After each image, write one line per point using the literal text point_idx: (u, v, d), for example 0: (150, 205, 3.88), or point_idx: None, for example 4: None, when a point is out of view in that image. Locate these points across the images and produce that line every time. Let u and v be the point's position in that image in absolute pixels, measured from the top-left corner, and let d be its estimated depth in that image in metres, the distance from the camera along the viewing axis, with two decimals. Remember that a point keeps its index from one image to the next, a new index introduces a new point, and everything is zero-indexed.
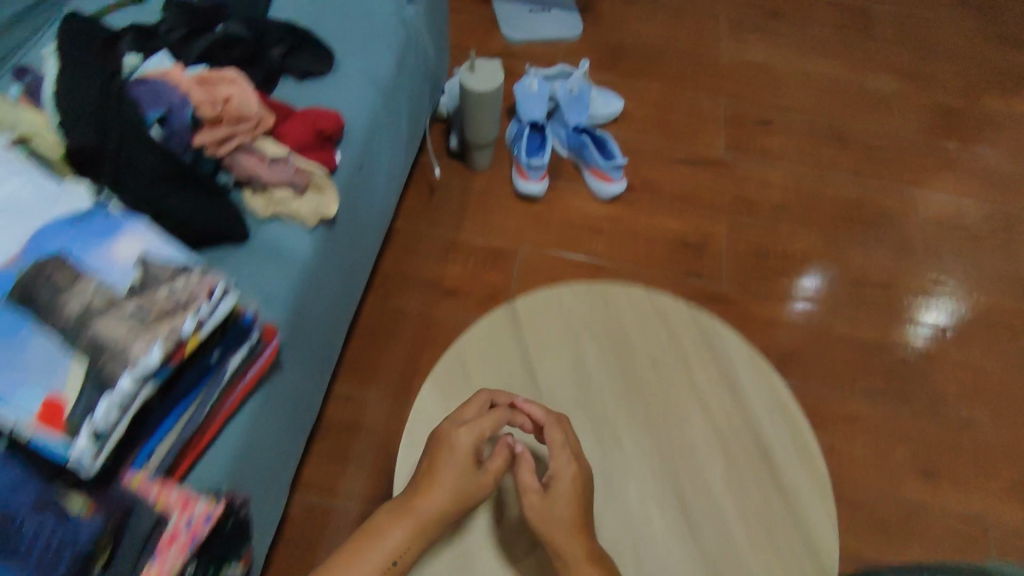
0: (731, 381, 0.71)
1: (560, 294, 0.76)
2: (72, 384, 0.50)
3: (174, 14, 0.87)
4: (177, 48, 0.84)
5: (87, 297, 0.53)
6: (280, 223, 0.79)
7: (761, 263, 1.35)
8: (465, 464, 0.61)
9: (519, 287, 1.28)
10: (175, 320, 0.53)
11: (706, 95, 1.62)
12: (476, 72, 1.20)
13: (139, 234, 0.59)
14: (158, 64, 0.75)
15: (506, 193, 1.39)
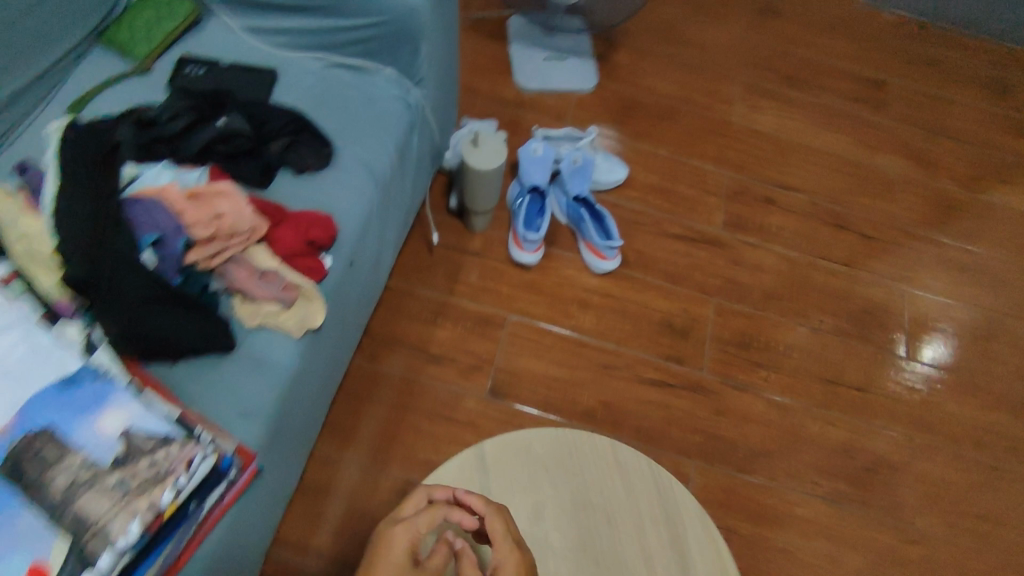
0: (680, 545, 0.72)
1: (524, 437, 0.75)
2: (56, 554, 0.53)
3: (177, 102, 0.87)
4: (176, 141, 0.84)
5: (71, 471, 0.57)
6: (266, 333, 0.78)
7: (741, 353, 1.37)
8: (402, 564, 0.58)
9: (504, 357, 1.29)
10: (154, 494, 0.57)
11: (712, 164, 1.60)
12: (480, 148, 1.18)
13: (125, 400, 0.62)
14: (154, 181, 0.77)
15: (501, 257, 1.39)
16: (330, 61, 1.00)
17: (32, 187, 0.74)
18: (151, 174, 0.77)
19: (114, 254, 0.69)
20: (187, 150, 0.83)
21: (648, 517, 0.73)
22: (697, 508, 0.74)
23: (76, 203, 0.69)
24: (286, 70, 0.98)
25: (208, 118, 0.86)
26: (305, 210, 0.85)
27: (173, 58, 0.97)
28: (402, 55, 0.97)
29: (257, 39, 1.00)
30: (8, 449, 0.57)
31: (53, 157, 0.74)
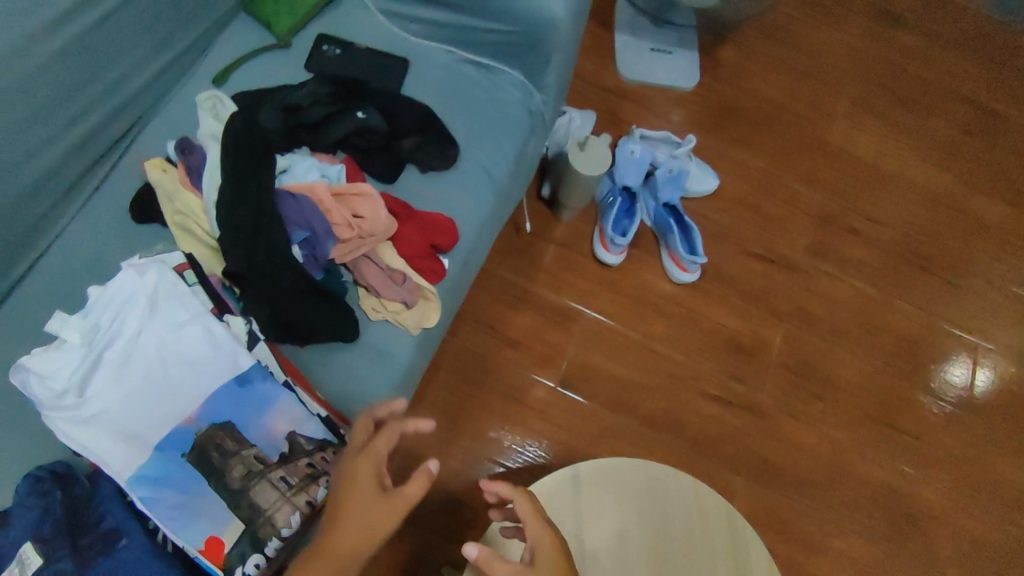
0: None
1: (618, 463, 0.81)
2: (232, 533, 0.62)
3: (318, 85, 0.88)
4: (317, 128, 0.87)
5: (246, 463, 0.65)
6: (386, 327, 0.83)
7: (802, 382, 1.40)
8: (372, 493, 0.60)
9: (576, 350, 1.34)
10: (312, 491, 0.67)
11: (804, 184, 1.57)
12: (586, 152, 1.18)
13: (289, 404, 0.69)
14: (305, 175, 0.79)
15: (585, 252, 1.40)
16: (460, 56, 0.99)
17: (190, 167, 0.80)
18: (302, 167, 0.80)
19: (270, 247, 0.74)
20: (328, 141, 0.87)
21: (719, 556, 0.79)
22: (766, 558, 0.79)
23: (237, 196, 0.74)
24: (416, 60, 0.98)
25: (348, 108, 0.89)
26: (428, 212, 0.88)
27: (311, 35, 0.97)
28: (531, 62, 0.97)
29: (390, 21, 0.99)
30: (194, 436, 0.63)
31: (214, 144, 0.79)
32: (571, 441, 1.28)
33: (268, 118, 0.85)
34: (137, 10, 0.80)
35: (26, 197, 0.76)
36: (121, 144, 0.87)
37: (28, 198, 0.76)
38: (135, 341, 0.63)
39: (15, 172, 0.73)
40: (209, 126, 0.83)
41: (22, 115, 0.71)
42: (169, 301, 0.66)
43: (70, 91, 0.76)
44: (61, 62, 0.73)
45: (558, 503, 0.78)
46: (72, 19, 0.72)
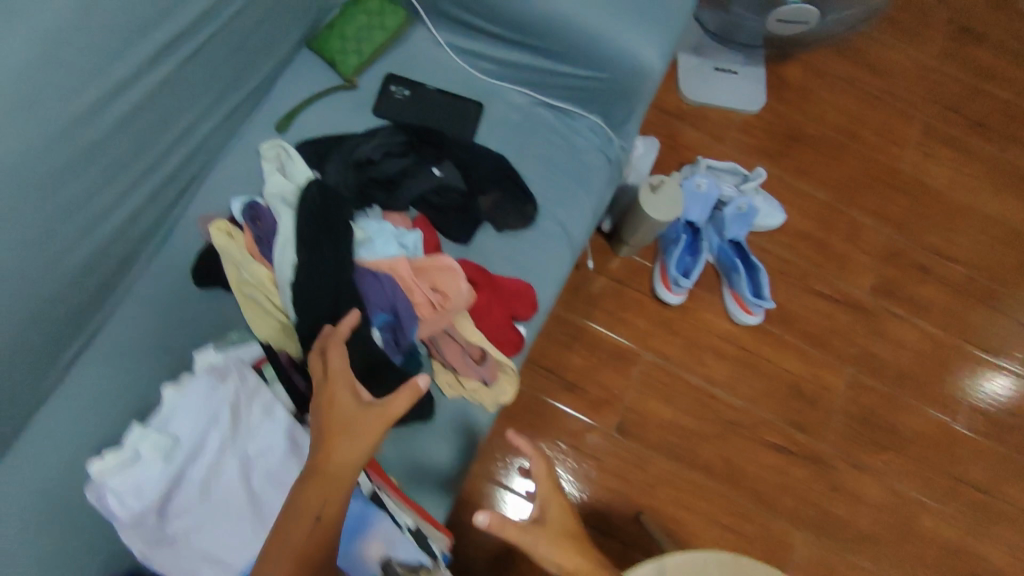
0: None
1: (704, 560, 0.76)
2: None
3: (390, 136, 0.82)
4: (388, 183, 0.81)
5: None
6: (461, 404, 0.79)
7: (867, 433, 1.32)
8: (345, 407, 0.58)
9: (633, 396, 1.28)
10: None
11: (873, 218, 1.48)
12: (658, 195, 1.10)
13: (379, 529, 0.68)
14: (384, 249, 0.73)
15: (643, 289, 1.34)
16: (536, 98, 0.91)
17: (261, 237, 0.74)
18: (381, 238, 0.74)
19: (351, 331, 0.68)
20: (400, 196, 0.80)
21: None
22: None
23: (317, 275, 0.69)
24: (489, 103, 0.89)
25: (422, 162, 0.82)
26: (508, 279, 0.81)
27: (378, 74, 0.89)
28: (614, 109, 0.89)
29: (461, 58, 0.90)
30: None
31: (290, 215, 0.73)
32: (626, 491, 1.23)
33: (337, 175, 0.78)
34: (202, 65, 0.74)
35: (91, 268, 0.72)
36: (185, 195, 0.81)
37: (93, 267, 0.72)
38: (220, 457, 0.66)
39: (79, 245, 0.68)
40: (279, 187, 0.76)
41: (89, 186, 0.67)
42: (249, 408, 0.68)
43: (136, 154, 0.71)
44: (128, 128, 0.68)
45: None
46: (139, 81, 0.67)
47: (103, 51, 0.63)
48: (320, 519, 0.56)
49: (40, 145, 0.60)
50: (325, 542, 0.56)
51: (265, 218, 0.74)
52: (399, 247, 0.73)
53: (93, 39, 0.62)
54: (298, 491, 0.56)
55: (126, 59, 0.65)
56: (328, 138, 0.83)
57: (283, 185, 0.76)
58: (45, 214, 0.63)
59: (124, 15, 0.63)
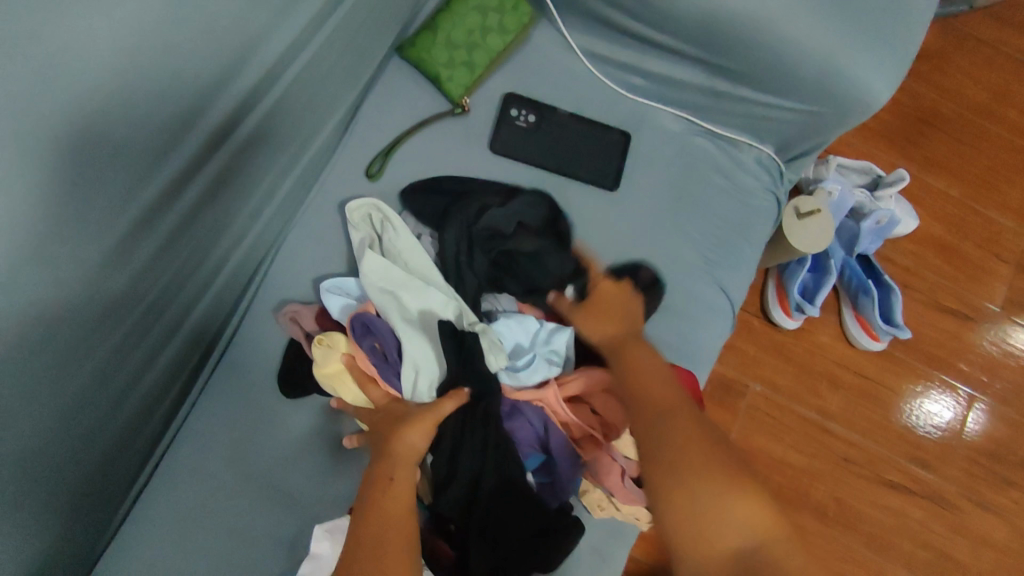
0: None
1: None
2: None
3: (531, 205, 0.68)
4: (520, 267, 0.67)
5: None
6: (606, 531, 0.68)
7: (995, 468, 1.20)
8: (388, 410, 0.61)
9: (740, 431, 1.13)
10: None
11: (1013, 218, 1.29)
12: (805, 222, 0.91)
13: None
14: (531, 376, 0.64)
15: (752, 308, 1.17)
16: (688, 123, 0.73)
17: (381, 355, 0.63)
18: (525, 359, 0.65)
19: (501, 485, 0.61)
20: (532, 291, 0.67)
21: None
22: None
23: (467, 425, 0.62)
24: (637, 129, 0.72)
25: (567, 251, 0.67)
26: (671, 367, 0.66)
27: (494, 95, 0.72)
28: (791, 135, 0.70)
29: (598, 68, 0.73)
30: None
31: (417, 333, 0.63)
32: None
33: (457, 250, 0.66)
34: (262, 90, 0.56)
35: (142, 355, 0.58)
36: (262, 269, 0.72)
37: (157, 356, 0.60)
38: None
39: (114, 336, 0.53)
40: (383, 277, 0.64)
41: (155, 280, 0.55)
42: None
43: (179, 213, 0.54)
44: (176, 197, 0.53)
45: None
46: (207, 159, 0.54)
47: (162, 132, 0.49)
48: (394, 483, 0.56)
49: (102, 263, 0.48)
50: (405, 508, 0.55)
51: (378, 328, 0.63)
52: (546, 371, 0.64)
53: (150, 120, 0.47)
54: (371, 464, 0.58)
55: (191, 130, 0.51)
56: (454, 180, 0.69)
57: (389, 273, 0.64)
58: (107, 327, 0.52)
59: (186, 73, 0.48)
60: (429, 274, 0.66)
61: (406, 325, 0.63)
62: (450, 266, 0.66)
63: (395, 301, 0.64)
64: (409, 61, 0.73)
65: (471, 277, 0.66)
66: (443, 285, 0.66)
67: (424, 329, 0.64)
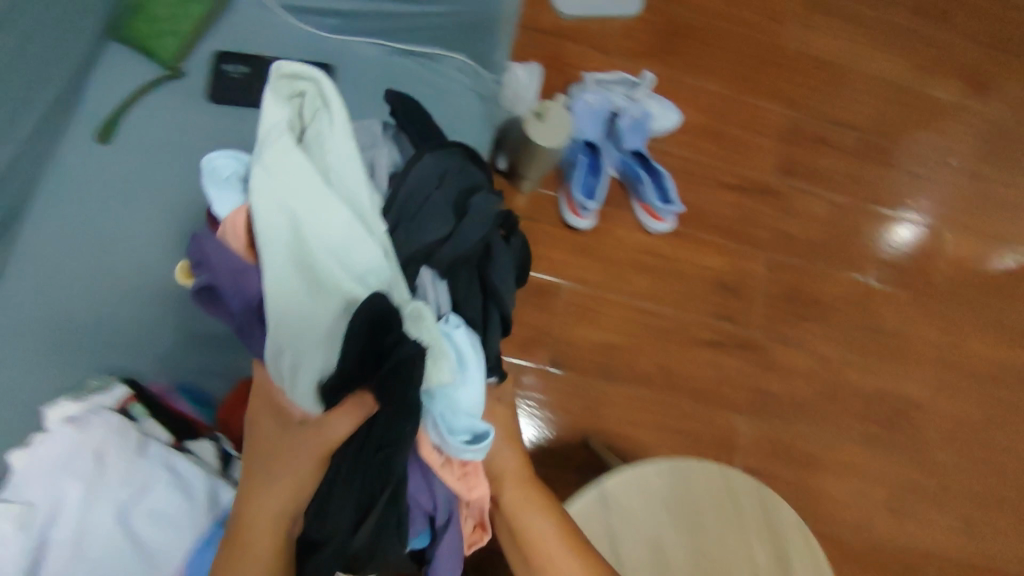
0: (774, 537, 0.83)
1: (641, 471, 0.82)
2: None
3: (505, 275, 0.58)
4: (467, 285, 0.57)
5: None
6: None
7: (789, 307, 1.40)
8: (265, 458, 0.51)
9: (561, 327, 1.28)
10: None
11: (766, 100, 1.51)
12: (545, 122, 1.09)
13: None
14: (459, 454, 0.51)
15: (552, 220, 1.32)
16: (390, 48, 0.89)
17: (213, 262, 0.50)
18: (463, 432, 0.51)
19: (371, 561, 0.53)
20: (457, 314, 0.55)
21: (748, 515, 0.83)
22: (771, 502, 0.84)
23: (353, 476, 0.49)
24: (339, 60, 0.86)
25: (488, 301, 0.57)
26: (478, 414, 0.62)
27: (204, 56, 0.83)
28: (480, 43, 0.88)
29: (300, 19, 0.87)
30: None
31: (296, 291, 0.48)
32: (575, 418, 1.24)
33: (445, 221, 0.54)
34: None
35: None
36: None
37: None
38: (86, 508, 0.52)
39: None
40: (287, 172, 0.48)
41: None
42: (119, 462, 0.54)
43: None
44: None
45: (599, 528, 0.79)
46: None
47: None
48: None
49: None
50: None
51: (218, 270, 0.49)
52: (475, 455, 0.51)
53: None
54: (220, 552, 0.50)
55: None
56: (474, 168, 0.59)
57: (303, 184, 0.48)
58: None
59: None
60: (354, 201, 0.50)
61: (296, 273, 0.48)
62: (430, 208, 0.54)
63: (296, 232, 0.48)
64: (128, 40, 0.82)
65: (455, 242, 0.54)
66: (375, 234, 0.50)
67: (326, 291, 0.48)
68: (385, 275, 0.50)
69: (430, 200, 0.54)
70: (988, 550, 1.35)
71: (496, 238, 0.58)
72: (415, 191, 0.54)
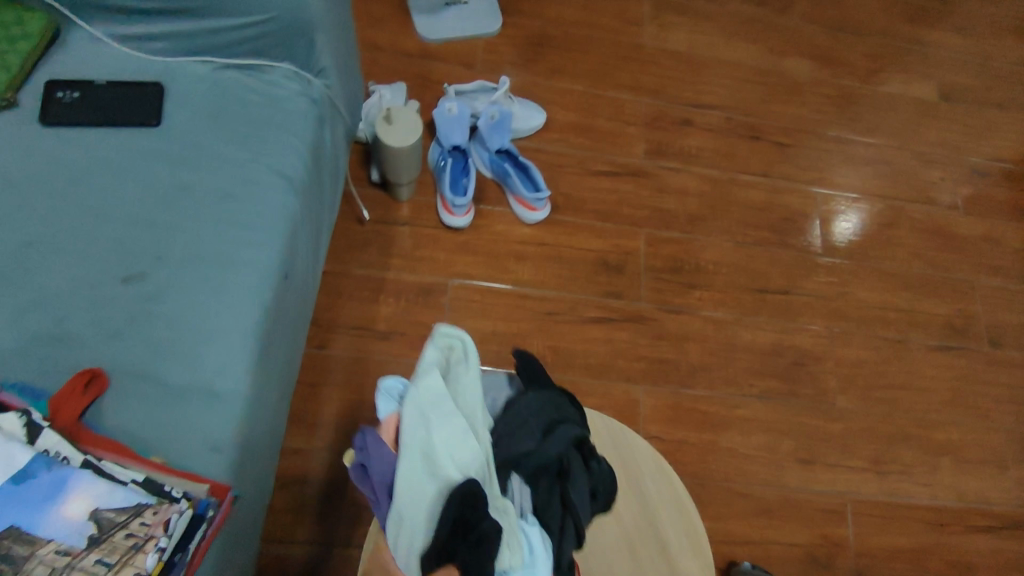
0: (625, 463, 0.86)
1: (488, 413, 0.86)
2: None
3: (584, 489, 0.75)
4: (548, 497, 0.73)
5: (47, 562, 0.58)
6: (246, 396, 0.83)
7: (674, 277, 1.46)
8: None
9: (450, 321, 1.32)
10: (138, 561, 0.61)
11: (629, 93, 1.62)
12: (393, 125, 1.19)
13: (84, 485, 0.62)
14: None
15: (432, 223, 1.39)
16: (217, 64, 0.99)
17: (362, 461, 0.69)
18: None
19: None
20: (536, 517, 0.71)
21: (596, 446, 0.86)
22: (620, 432, 0.87)
23: None
24: (168, 80, 0.96)
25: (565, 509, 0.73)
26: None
27: (40, 85, 0.92)
28: (298, 50, 0.99)
29: (128, 47, 0.97)
30: None
31: (422, 487, 0.65)
32: None
33: (533, 438, 0.75)
34: None
35: None
36: None
37: None
38: None
39: None
40: (429, 395, 0.68)
41: None
42: None
43: None
44: None
45: None
46: None
47: None
48: None
49: None
50: None
51: (372, 460, 0.68)
52: None
53: None
54: None
55: None
56: (567, 407, 0.80)
57: (440, 411, 0.67)
58: None
59: None
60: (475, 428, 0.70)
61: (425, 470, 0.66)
62: (525, 431, 0.75)
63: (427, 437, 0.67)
64: None
65: (538, 454, 0.73)
66: (481, 444, 0.70)
67: (437, 477, 0.66)
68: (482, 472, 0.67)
69: (526, 423, 0.76)
70: (899, 487, 1.37)
71: (575, 460, 0.75)
72: (515, 418, 0.77)
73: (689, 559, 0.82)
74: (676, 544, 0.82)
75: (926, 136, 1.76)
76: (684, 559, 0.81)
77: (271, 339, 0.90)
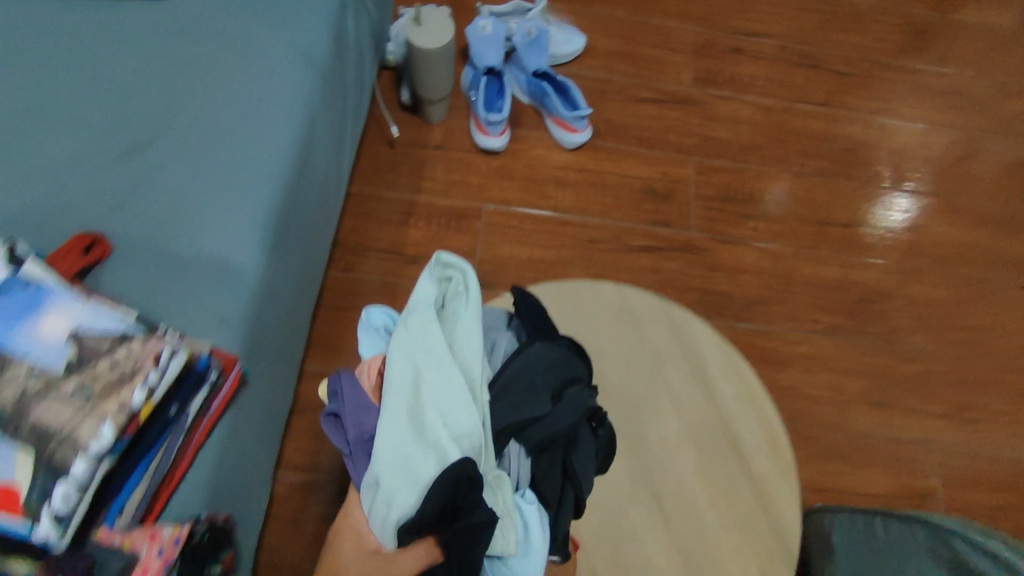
0: (691, 354, 0.76)
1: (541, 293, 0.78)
2: (23, 472, 0.48)
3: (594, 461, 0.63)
4: (552, 465, 0.62)
5: (20, 381, 0.50)
6: (257, 272, 0.75)
7: (726, 207, 1.34)
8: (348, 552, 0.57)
9: (485, 247, 1.23)
10: (124, 394, 0.52)
11: (676, 21, 1.52)
12: (423, 26, 1.12)
13: (64, 303, 0.54)
14: None
15: (465, 147, 1.31)
16: None
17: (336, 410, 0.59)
18: None
19: None
20: (535, 489, 0.61)
21: (660, 335, 0.77)
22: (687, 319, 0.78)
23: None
24: None
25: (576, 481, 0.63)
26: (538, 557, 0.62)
27: None
28: None
29: None
30: None
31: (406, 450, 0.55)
32: None
33: (546, 401, 0.60)
34: None
35: None
36: None
37: None
38: None
39: None
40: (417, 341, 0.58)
41: None
42: None
43: None
44: None
45: None
46: None
47: None
48: None
49: None
50: None
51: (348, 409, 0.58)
52: None
53: None
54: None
55: None
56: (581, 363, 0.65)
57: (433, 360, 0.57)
58: None
59: None
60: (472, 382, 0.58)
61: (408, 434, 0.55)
62: (533, 393, 0.60)
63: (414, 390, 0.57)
64: None
65: (548, 422, 0.60)
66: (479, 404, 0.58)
67: (426, 445, 0.56)
68: (480, 445, 0.56)
69: (535, 383, 0.61)
70: (987, 436, 1.22)
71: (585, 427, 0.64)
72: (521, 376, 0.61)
73: (766, 458, 0.72)
74: (749, 440, 0.73)
75: (1005, 66, 1.60)
76: (757, 458, 0.72)
77: (287, 220, 0.82)
